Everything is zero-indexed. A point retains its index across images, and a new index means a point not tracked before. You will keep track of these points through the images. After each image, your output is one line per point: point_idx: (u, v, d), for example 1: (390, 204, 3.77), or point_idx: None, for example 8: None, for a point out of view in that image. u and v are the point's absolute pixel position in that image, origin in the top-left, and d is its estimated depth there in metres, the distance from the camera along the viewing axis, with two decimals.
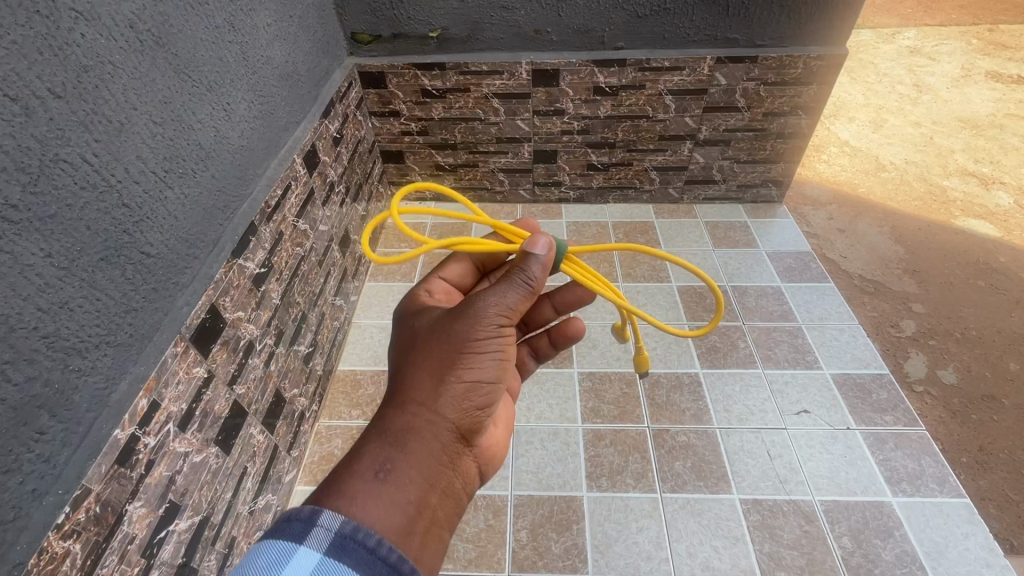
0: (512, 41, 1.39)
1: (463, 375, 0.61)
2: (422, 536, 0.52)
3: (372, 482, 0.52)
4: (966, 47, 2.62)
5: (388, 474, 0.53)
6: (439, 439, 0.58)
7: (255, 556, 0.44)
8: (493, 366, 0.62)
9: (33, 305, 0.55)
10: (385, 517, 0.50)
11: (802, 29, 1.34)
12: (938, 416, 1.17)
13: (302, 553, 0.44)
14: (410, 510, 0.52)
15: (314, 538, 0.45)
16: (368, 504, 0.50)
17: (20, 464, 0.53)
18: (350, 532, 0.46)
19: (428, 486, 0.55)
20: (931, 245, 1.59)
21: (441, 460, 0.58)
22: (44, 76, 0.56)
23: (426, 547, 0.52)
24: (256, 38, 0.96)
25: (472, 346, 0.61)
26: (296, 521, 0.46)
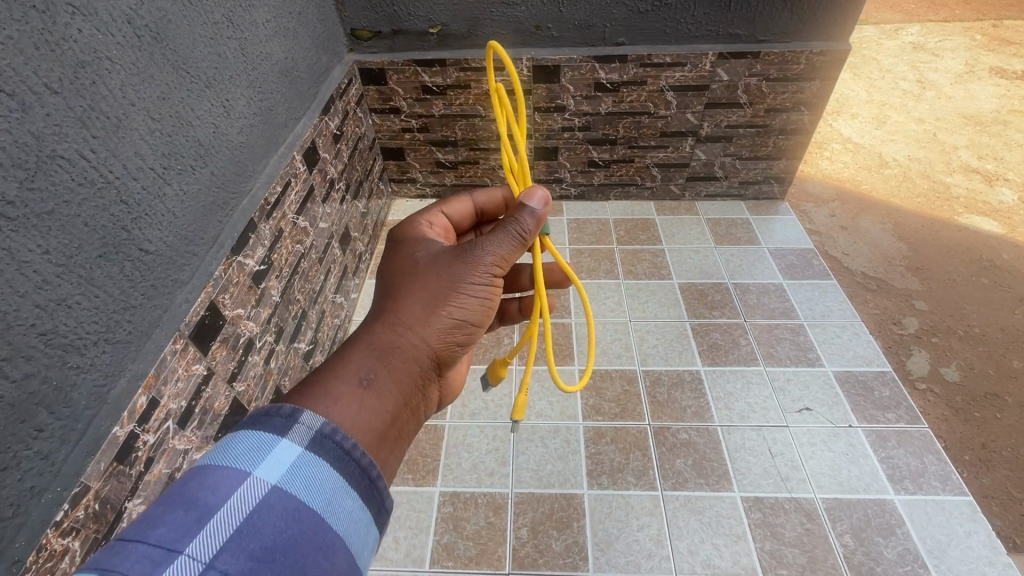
0: (512, 37, 1.38)
1: (450, 310, 0.63)
2: (392, 447, 0.52)
3: (356, 385, 0.53)
4: (970, 43, 2.60)
5: (370, 383, 0.54)
6: (419, 363, 0.60)
7: (233, 441, 0.43)
8: (478, 307, 0.65)
9: (31, 302, 0.55)
10: (364, 421, 0.50)
11: (804, 25, 1.34)
12: (941, 414, 1.16)
13: (283, 446, 0.42)
14: (387, 418, 0.53)
15: (296, 434, 0.44)
16: (350, 404, 0.51)
17: (18, 461, 0.53)
18: (329, 431, 0.45)
19: (405, 403, 0.56)
20: (934, 242, 1.58)
21: (418, 382, 0.59)
22: (41, 72, 0.56)
23: (394, 461, 0.52)
24: (255, 34, 0.96)
25: (463, 285, 0.65)
26: (276, 416, 0.44)
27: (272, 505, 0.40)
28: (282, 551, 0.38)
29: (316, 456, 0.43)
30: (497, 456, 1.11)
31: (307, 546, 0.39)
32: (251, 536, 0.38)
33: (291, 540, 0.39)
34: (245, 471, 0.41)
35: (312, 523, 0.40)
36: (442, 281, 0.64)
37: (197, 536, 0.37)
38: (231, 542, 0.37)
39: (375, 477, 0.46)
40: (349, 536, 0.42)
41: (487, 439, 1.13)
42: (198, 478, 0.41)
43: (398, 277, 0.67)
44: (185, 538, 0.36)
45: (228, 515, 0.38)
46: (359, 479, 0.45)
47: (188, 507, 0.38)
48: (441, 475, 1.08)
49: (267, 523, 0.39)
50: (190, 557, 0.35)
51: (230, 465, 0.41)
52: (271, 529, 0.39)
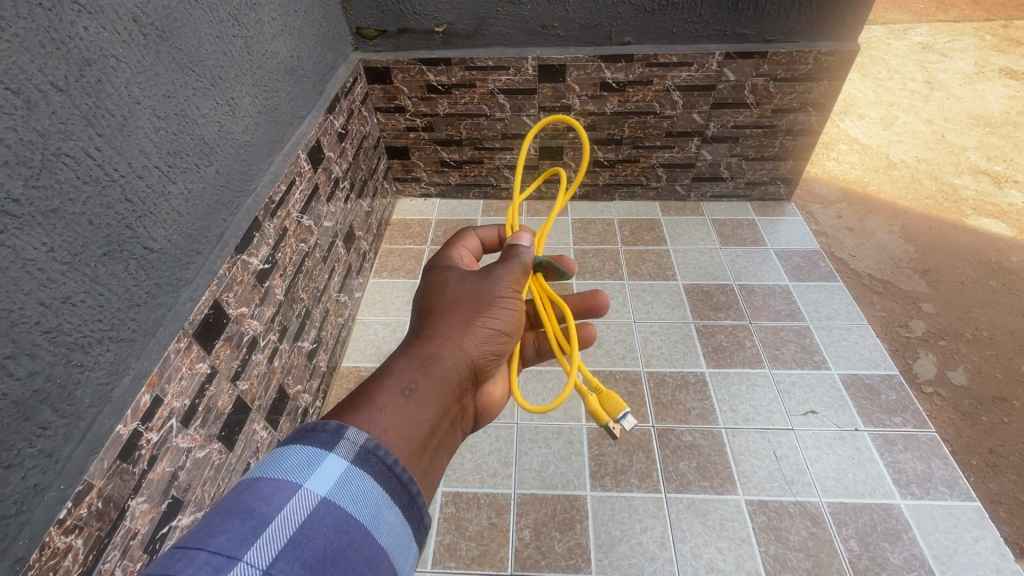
0: (518, 36, 1.37)
1: (480, 327, 0.64)
2: (430, 463, 0.51)
3: (398, 397, 0.53)
4: (979, 43, 2.58)
5: (411, 395, 0.54)
6: (455, 379, 0.60)
7: (284, 455, 0.43)
8: (505, 327, 0.66)
9: (35, 299, 0.55)
10: (406, 432, 0.50)
11: (812, 25, 1.32)
12: (948, 418, 1.15)
13: (330, 460, 0.42)
14: (427, 432, 0.52)
15: (343, 447, 0.44)
16: (393, 414, 0.51)
17: (21, 459, 0.53)
18: (374, 446, 0.45)
19: (442, 418, 0.55)
20: (942, 244, 1.56)
21: (455, 400, 0.59)
22: (46, 70, 0.56)
23: (430, 478, 0.51)
24: (261, 32, 0.96)
25: (492, 304, 0.66)
26: (322, 431, 0.44)
27: (323, 515, 0.39)
28: (333, 561, 0.37)
29: (363, 470, 0.43)
30: (500, 456, 1.10)
31: (356, 558, 0.38)
32: (304, 544, 0.37)
33: (341, 550, 0.38)
34: (296, 483, 0.40)
35: (360, 535, 0.40)
36: (474, 301, 0.66)
37: (253, 545, 0.36)
38: (285, 550, 0.36)
39: (415, 493, 0.45)
40: (392, 550, 0.41)
41: (490, 440, 1.13)
42: (251, 490, 0.40)
43: (432, 298, 0.68)
44: (244, 545, 0.36)
45: (281, 526, 0.38)
46: (399, 493, 0.44)
47: (244, 516, 0.37)
48: (444, 475, 1.08)
49: (319, 532, 0.38)
50: (249, 564, 0.35)
51: (282, 478, 0.41)
52: (322, 539, 0.38)
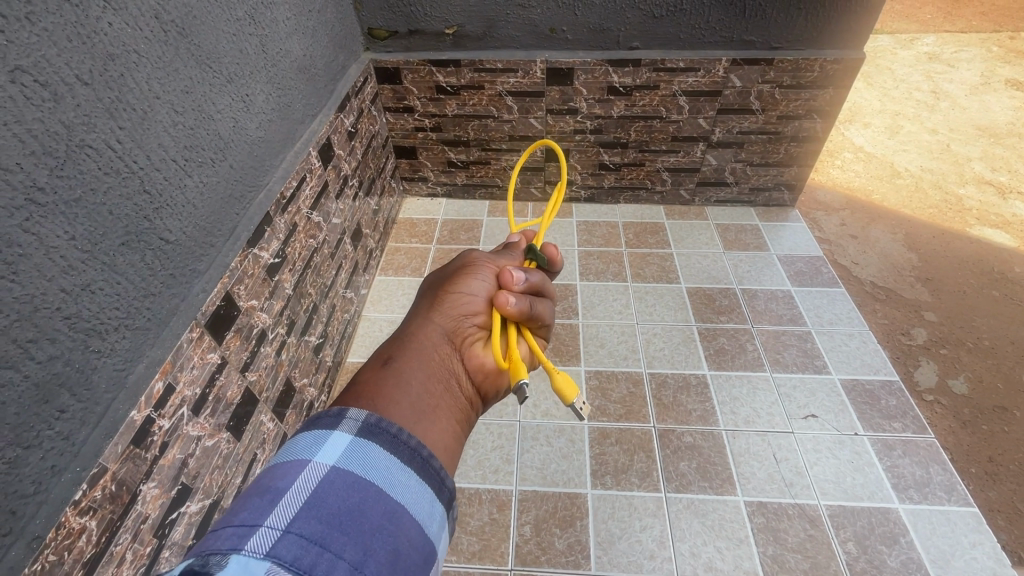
0: (527, 39, 1.39)
1: (451, 307, 0.63)
2: (431, 426, 0.46)
3: (379, 375, 0.50)
4: (986, 54, 2.59)
5: (394, 369, 0.51)
6: (440, 354, 0.56)
7: (292, 441, 0.39)
8: (478, 302, 0.65)
9: (57, 286, 0.56)
10: (394, 399, 0.46)
11: (819, 32, 1.34)
12: (948, 426, 1.16)
13: (335, 436, 0.39)
14: (417, 397, 0.48)
15: (347, 424, 0.40)
16: (377, 386, 0.47)
17: (40, 440, 0.54)
18: (376, 420, 0.42)
19: (434, 385, 0.51)
20: (944, 253, 1.57)
21: (446, 371, 0.55)
22: (73, 63, 0.58)
23: (436, 440, 0.45)
24: (276, 31, 0.98)
25: (460, 285, 0.66)
26: (325, 415, 0.41)
27: (333, 480, 0.36)
28: (352, 517, 0.34)
29: (370, 440, 0.40)
30: (502, 454, 1.11)
31: (374, 513, 0.35)
32: (319, 504, 0.34)
33: (358, 507, 0.35)
34: (303, 461, 0.37)
35: (376, 492, 0.36)
36: (443, 290, 0.65)
37: (272, 511, 0.33)
38: (302, 510, 0.33)
39: (428, 456, 0.41)
40: (414, 507, 0.37)
41: (492, 437, 1.14)
42: (262, 476, 0.36)
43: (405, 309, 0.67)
44: (265, 513, 0.32)
45: (296, 495, 0.34)
46: (411, 456, 0.40)
47: (261, 493, 0.34)
48: None
49: (333, 492, 0.35)
50: (269, 526, 0.31)
51: (290, 459, 0.38)
52: (335, 498, 0.35)
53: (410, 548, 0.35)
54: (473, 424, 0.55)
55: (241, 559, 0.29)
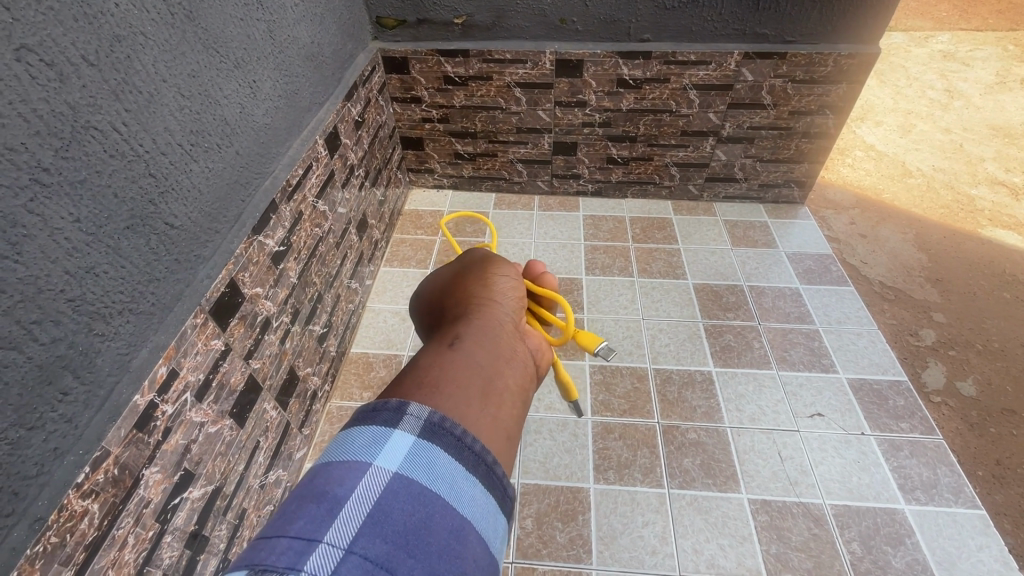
0: (536, 30, 1.37)
1: (494, 288, 0.59)
2: (499, 410, 0.41)
3: (441, 356, 0.44)
4: (1002, 53, 2.55)
5: (456, 349, 0.46)
6: (500, 333, 0.52)
7: (348, 438, 0.35)
8: (518, 286, 0.62)
9: (61, 268, 0.56)
10: (459, 383, 0.41)
11: (832, 26, 1.31)
12: (955, 428, 1.14)
13: (397, 438, 0.34)
14: (484, 379, 0.43)
15: (408, 423, 0.35)
16: (441, 370, 0.42)
17: (43, 422, 0.54)
18: (440, 419, 0.36)
19: (500, 363, 0.46)
20: (955, 254, 1.55)
21: (511, 349, 0.50)
22: (78, 44, 0.57)
23: (504, 426, 0.40)
24: (284, 17, 0.97)
25: (495, 271, 0.63)
26: (383, 408, 0.36)
27: (397, 491, 0.31)
28: (418, 537, 0.30)
29: (434, 443, 0.35)
30: None
31: (440, 531, 0.31)
32: (383, 520, 0.30)
33: (423, 524, 0.31)
34: (366, 464, 0.32)
35: (442, 506, 0.32)
36: (482, 276, 0.62)
37: (334, 525, 0.28)
38: (365, 527, 0.29)
39: (492, 462, 0.37)
40: (480, 524, 0.33)
41: None
42: (320, 475, 0.32)
43: (438, 297, 0.61)
44: (324, 526, 0.28)
45: (358, 508, 0.30)
46: (476, 463, 0.36)
47: (318, 499, 0.30)
48: None
49: (397, 507, 0.31)
50: (331, 545, 0.27)
51: (350, 459, 0.33)
52: (400, 514, 0.30)
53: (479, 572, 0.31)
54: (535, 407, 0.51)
55: None
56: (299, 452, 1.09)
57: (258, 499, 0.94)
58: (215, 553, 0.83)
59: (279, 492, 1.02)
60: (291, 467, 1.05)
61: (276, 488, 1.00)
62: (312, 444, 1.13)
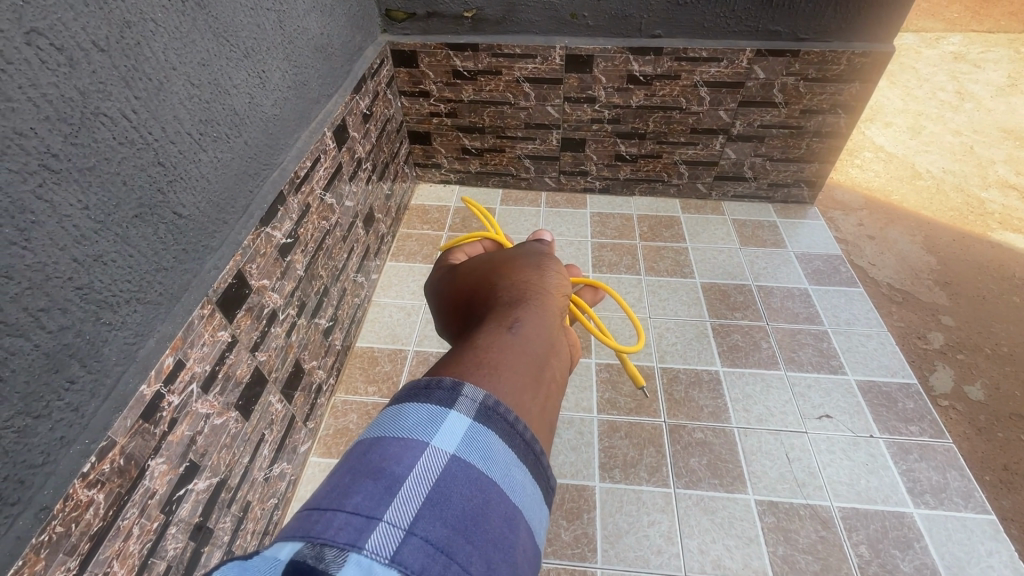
0: (547, 24, 1.36)
1: (545, 276, 0.56)
2: (550, 401, 0.39)
3: (498, 338, 0.42)
4: (1013, 55, 2.52)
5: (512, 330, 0.43)
6: (552, 322, 0.49)
7: (400, 413, 0.33)
8: (564, 276, 0.59)
9: (69, 255, 0.55)
10: (517, 369, 0.39)
11: (847, 24, 1.30)
12: (963, 432, 1.13)
13: (453, 418, 0.32)
14: (539, 366, 0.41)
15: (463, 404, 0.33)
16: (499, 352, 0.40)
17: (50, 411, 0.54)
18: (496, 403, 0.34)
19: (552, 352, 0.44)
20: (965, 257, 1.53)
21: (561, 339, 0.48)
22: (89, 29, 0.56)
23: (552, 420, 0.39)
24: (294, 7, 0.96)
25: (545, 259, 0.60)
26: (437, 387, 0.34)
27: (454, 473, 0.30)
28: (476, 523, 0.28)
29: (489, 428, 0.33)
30: None
31: (496, 519, 0.29)
32: (442, 502, 0.28)
33: (481, 511, 0.29)
34: (423, 442, 0.31)
35: (498, 493, 0.31)
36: (533, 262, 0.59)
37: (393, 504, 0.27)
38: (425, 508, 0.28)
39: (540, 452, 0.35)
40: (530, 514, 0.32)
41: None
42: (374, 449, 0.31)
43: (478, 275, 0.59)
44: (383, 504, 0.27)
45: (417, 489, 0.28)
46: (527, 452, 0.34)
47: (375, 475, 0.28)
48: None
49: (456, 490, 0.29)
50: (391, 524, 0.26)
51: (405, 436, 0.31)
52: (459, 498, 0.29)
53: (528, 563, 0.30)
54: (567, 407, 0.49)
55: (362, 561, 0.24)
56: (304, 446, 1.08)
57: (262, 492, 0.94)
58: (219, 545, 0.83)
59: (284, 485, 1.01)
60: (296, 460, 1.05)
61: (281, 481, 1.00)
62: (317, 438, 1.12)
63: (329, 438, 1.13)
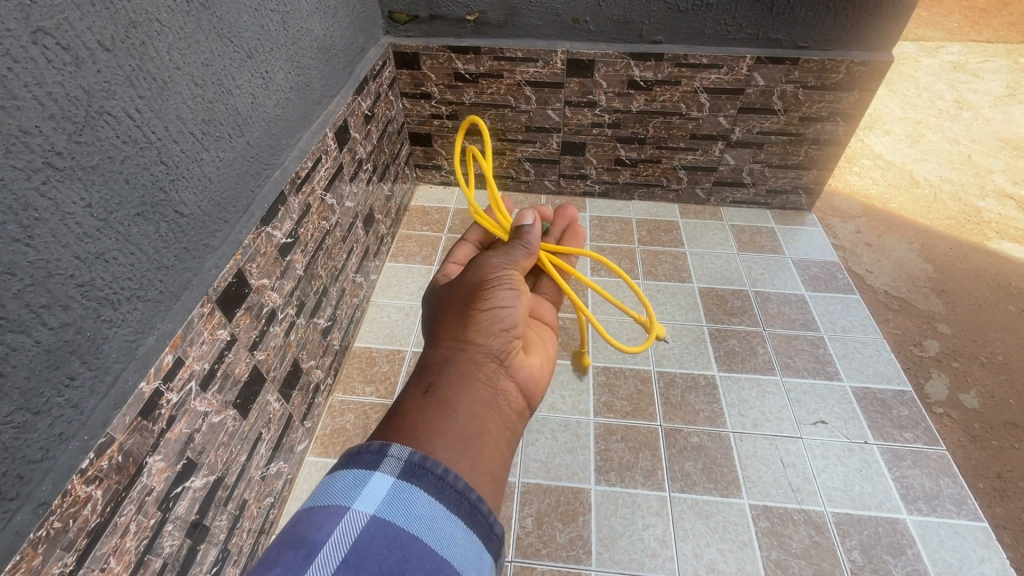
0: (549, 29, 1.37)
1: (482, 301, 0.67)
2: (478, 451, 0.52)
3: (421, 405, 0.55)
4: (1011, 65, 2.54)
5: (435, 392, 0.56)
6: (481, 366, 0.61)
7: (331, 482, 0.46)
8: (505, 288, 0.70)
9: (71, 252, 0.56)
10: (436, 434, 0.52)
11: (847, 34, 1.31)
12: (957, 439, 1.13)
13: (371, 485, 0.44)
14: (459, 422, 0.54)
15: (386, 468, 0.46)
16: (418, 419, 0.53)
17: (50, 406, 0.54)
18: (417, 462, 0.47)
19: (476, 403, 0.57)
20: (961, 266, 1.54)
21: (488, 380, 0.60)
22: (94, 28, 0.57)
23: (483, 468, 0.52)
24: (298, 9, 0.97)
25: (485, 281, 0.70)
26: (364, 456, 0.47)
27: (372, 533, 0.42)
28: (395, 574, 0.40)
29: (409, 487, 0.45)
30: None
31: (414, 567, 0.41)
32: (360, 560, 0.40)
33: (397, 563, 0.41)
34: (345, 507, 0.43)
35: (413, 547, 0.42)
36: (470, 288, 0.69)
37: (316, 565, 0.39)
38: (342, 567, 0.39)
39: (472, 499, 0.47)
40: (456, 557, 0.43)
41: None
42: (308, 518, 0.43)
43: (435, 310, 0.72)
44: (305, 567, 0.39)
45: (337, 550, 0.40)
46: (447, 504, 0.46)
47: (300, 543, 0.41)
48: None
49: (374, 548, 0.41)
50: None
51: (332, 503, 0.44)
52: (375, 553, 0.41)
53: None
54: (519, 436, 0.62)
55: None
56: (301, 445, 1.09)
57: (259, 490, 0.94)
58: (215, 543, 0.83)
59: (280, 483, 1.01)
60: (293, 459, 1.05)
61: (277, 480, 1.00)
62: (314, 437, 1.13)
63: (326, 437, 1.13)
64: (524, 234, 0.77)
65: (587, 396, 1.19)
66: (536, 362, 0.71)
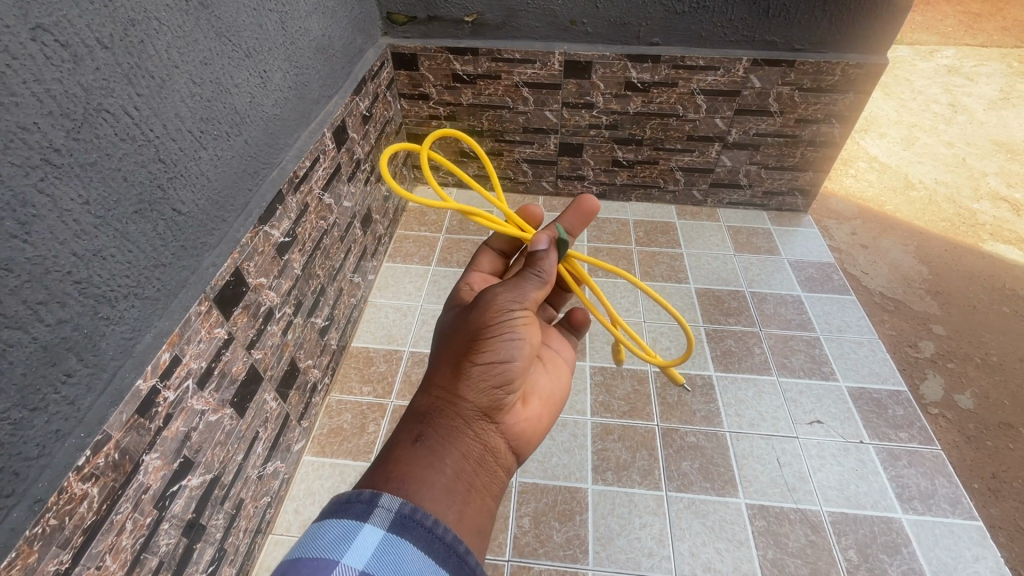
0: (546, 31, 1.38)
1: (487, 349, 0.64)
2: (461, 507, 0.54)
3: (411, 453, 0.57)
4: (1005, 69, 2.56)
5: (425, 443, 0.58)
6: (471, 418, 0.62)
7: (321, 533, 0.46)
8: (513, 336, 0.65)
9: (68, 249, 0.56)
10: (425, 486, 0.53)
11: (842, 36, 1.32)
12: (952, 440, 1.14)
13: (362, 537, 0.45)
14: (445, 477, 0.55)
15: (378, 520, 0.46)
16: (408, 467, 0.55)
17: (46, 403, 0.54)
18: (406, 515, 0.48)
19: (462, 458, 0.59)
20: (957, 268, 1.55)
21: (477, 435, 0.62)
22: (93, 25, 0.57)
23: (466, 523, 0.53)
24: (296, 9, 0.97)
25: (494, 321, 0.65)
26: (355, 508, 0.47)
27: None
28: None
29: (399, 541, 0.45)
30: None
31: None
32: None
33: None
34: (334, 560, 0.43)
35: None
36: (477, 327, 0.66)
37: None
38: None
39: (460, 554, 0.47)
40: None
41: None
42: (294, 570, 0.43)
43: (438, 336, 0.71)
44: None
45: None
46: (437, 559, 0.46)
47: None
48: None
49: None
50: None
51: (321, 556, 0.44)
52: None
53: None
54: (505, 487, 0.64)
55: None
56: (297, 444, 1.08)
57: (255, 490, 0.94)
58: (212, 542, 0.83)
59: (277, 483, 1.01)
60: (289, 459, 1.05)
61: (274, 479, 1.00)
62: (312, 437, 1.13)
63: (323, 437, 1.13)
64: (538, 262, 0.68)
65: (585, 395, 1.19)
66: (531, 409, 0.72)
